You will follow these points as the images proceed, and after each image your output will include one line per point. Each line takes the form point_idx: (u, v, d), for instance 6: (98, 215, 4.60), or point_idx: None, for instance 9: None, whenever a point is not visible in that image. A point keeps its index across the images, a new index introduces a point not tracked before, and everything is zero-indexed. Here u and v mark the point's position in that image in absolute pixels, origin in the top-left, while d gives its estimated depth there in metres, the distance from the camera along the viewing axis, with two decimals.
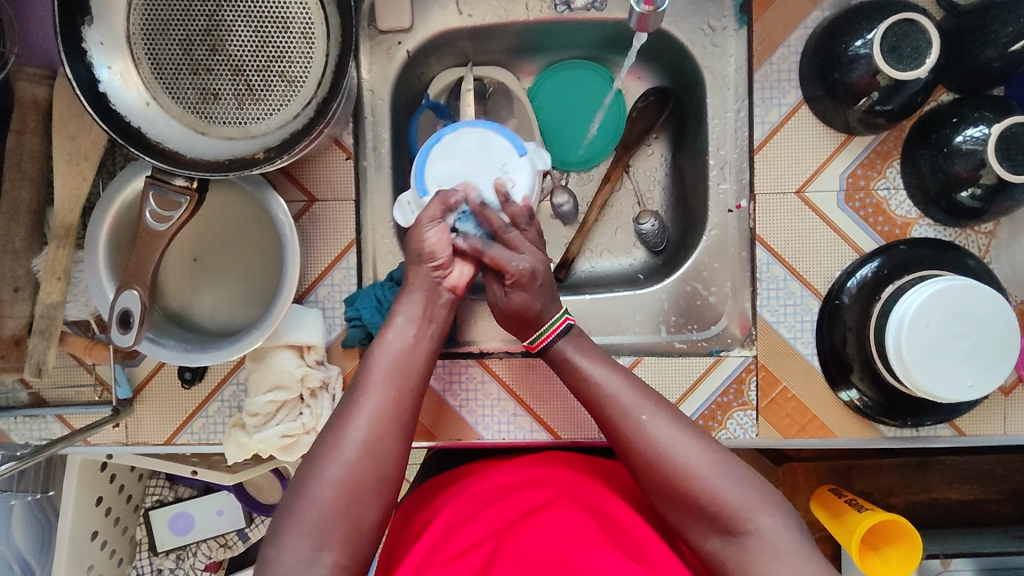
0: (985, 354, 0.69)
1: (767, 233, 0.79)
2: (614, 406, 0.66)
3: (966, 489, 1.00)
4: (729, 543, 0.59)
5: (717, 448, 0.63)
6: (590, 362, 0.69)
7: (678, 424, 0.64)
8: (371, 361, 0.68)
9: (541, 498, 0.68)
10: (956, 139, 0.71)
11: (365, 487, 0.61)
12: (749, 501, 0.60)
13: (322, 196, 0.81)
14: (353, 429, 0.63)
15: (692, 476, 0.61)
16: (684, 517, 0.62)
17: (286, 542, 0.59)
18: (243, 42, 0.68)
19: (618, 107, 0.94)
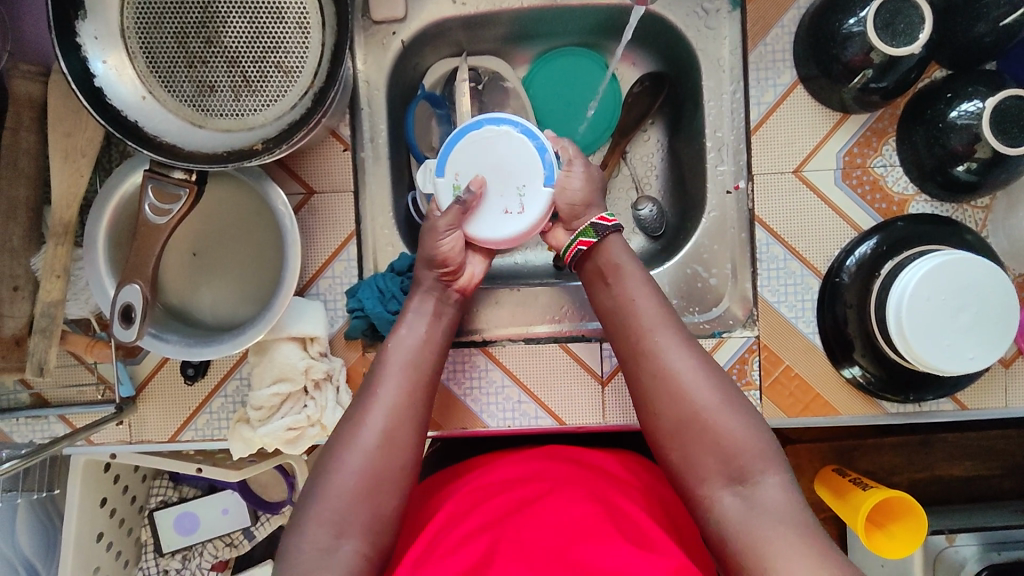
0: (986, 327, 0.70)
1: (766, 214, 0.80)
2: (648, 330, 0.68)
3: (967, 465, 1.01)
4: (727, 491, 0.61)
5: (738, 397, 0.66)
6: (631, 281, 0.70)
7: (710, 365, 0.66)
8: (385, 364, 0.69)
9: (545, 489, 0.68)
10: (951, 114, 0.72)
11: (375, 476, 0.62)
12: (757, 451, 0.62)
13: (321, 188, 0.81)
14: (368, 421, 0.65)
15: (711, 417, 0.63)
16: (691, 454, 0.63)
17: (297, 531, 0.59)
18: (238, 33, 0.68)
19: (613, 94, 0.94)
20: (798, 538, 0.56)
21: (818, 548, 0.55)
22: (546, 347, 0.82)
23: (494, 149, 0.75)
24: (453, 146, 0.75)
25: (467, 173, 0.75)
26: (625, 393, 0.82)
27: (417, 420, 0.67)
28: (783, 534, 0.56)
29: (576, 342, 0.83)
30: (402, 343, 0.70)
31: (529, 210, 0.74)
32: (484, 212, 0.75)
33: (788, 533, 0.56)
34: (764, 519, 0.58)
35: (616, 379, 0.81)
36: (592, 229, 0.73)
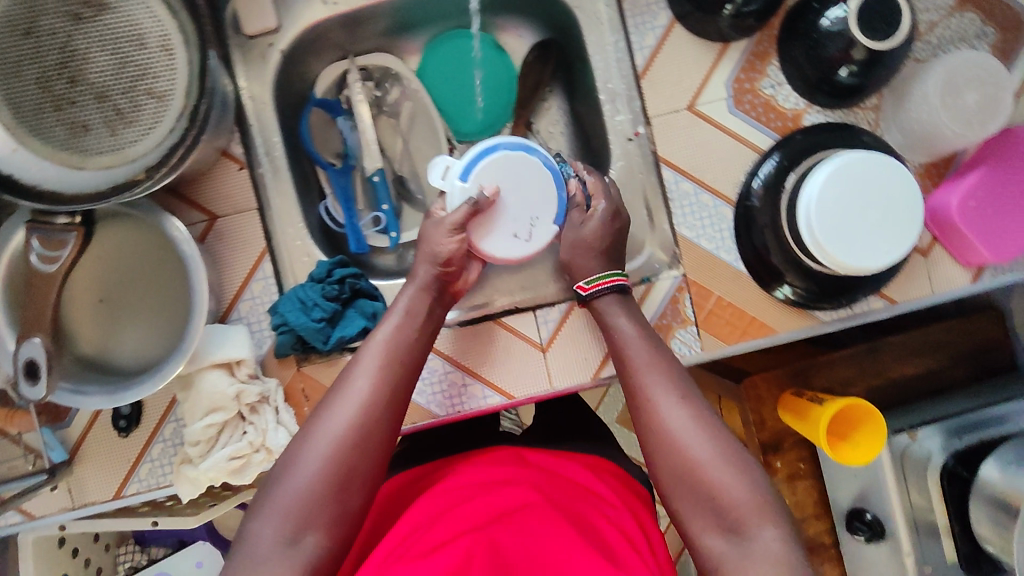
0: (897, 218, 0.71)
1: (669, 153, 0.80)
2: (643, 382, 0.68)
3: (919, 362, 1.03)
4: (722, 539, 0.60)
5: (741, 452, 0.63)
6: (630, 337, 0.72)
7: (707, 418, 0.65)
8: (347, 379, 0.65)
9: (522, 493, 0.66)
10: (822, 23, 0.73)
11: (344, 469, 0.60)
12: (753, 507, 0.60)
13: (223, 212, 0.79)
14: (322, 430, 0.62)
15: (708, 469, 0.62)
16: (688, 503, 0.62)
17: (256, 526, 0.58)
18: (103, 66, 0.66)
19: (505, 67, 0.93)
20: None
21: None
22: (482, 327, 0.81)
23: (523, 163, 0.76)
24: (482, 157, 0.75)
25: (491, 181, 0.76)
26: (568, 357, 0.81)
27: (385, 432, 0.64)
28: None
29: (511, 315, 0.82)
30: (371, 354, 0.67)
31: (536, 240, 0.78)
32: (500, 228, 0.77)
33: None
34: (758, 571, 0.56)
35: (557, 343, 0.81)
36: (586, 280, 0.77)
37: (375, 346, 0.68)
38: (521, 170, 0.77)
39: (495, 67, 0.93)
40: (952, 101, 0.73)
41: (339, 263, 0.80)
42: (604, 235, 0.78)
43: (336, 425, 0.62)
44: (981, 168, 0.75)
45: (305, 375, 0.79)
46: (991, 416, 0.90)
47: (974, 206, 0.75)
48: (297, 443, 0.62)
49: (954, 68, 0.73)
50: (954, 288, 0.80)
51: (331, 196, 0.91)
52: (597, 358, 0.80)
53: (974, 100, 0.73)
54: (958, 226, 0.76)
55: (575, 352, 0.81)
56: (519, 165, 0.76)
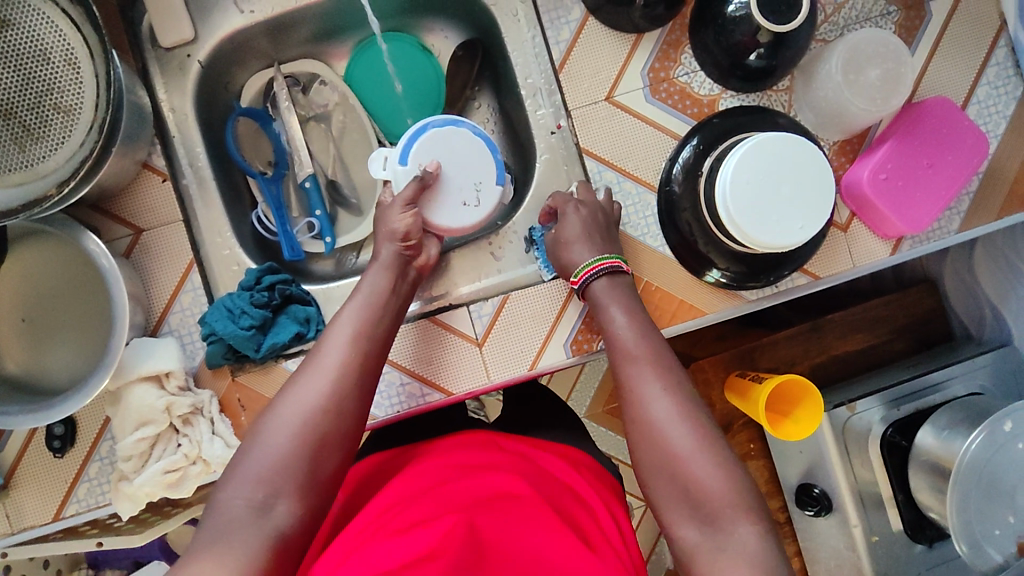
0: (806, 193, 0.74)
1: (591, 144, 0.82)
2: (632, 370, 0.67)
3: (862, 336, 1.04)
4: (694, 528, 0.60)
5: (723, 443, 0.63)
6: (620, 326, 0.71)
7: (691, 409, 0.64)
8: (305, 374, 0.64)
9: (497, 480, 0.64)
10: (728, 9, 0.75)
11: (315, 441, 0.61)
12: (729, 500, 0.59)
13: (148, 225, 0.79)
14: (277, 423, 0.61)
15: (687, 460, 0.61)
16: (666, 491, 0.62)
17: (224, 499, 0.57)
18: (7, 84, 0.66)
19: (435, 72, 0.95)
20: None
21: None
22: (415, 326, 0.81)
23: (453, 138, 0.79)
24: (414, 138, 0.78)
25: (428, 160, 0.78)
26: (503, 350, 0.80)
27: (342, 423, 0.63)
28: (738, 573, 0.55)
29: (445, 312, 0.82)
30: (333, 348, 0.66)
31: (485, 204, 0.80)
32: (450, 198, 0.79)
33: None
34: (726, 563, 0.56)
35: (491, 337, 0.81)
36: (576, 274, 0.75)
37: (335, 340, 0.67)
38: (453, 145, 0.79)
39: (426, 73, 0.95)
40: (855, 77, 0.75)
41: (268, 269, 0.80)
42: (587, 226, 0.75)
43: (293, 419, 0.61)
44: (889, 141, 0.78)
45: (239, 385, 0.78)
46: (932, 383, 0.93)
47: (884, 178, 0.77)
48: (256, 433, 0.61)
49: (856, 44, 0.75)
50: (875, 260, 0.82)
51: (262, 204, 0.90)
52: (532, 350, 0.81)
53: (876, 76, 0.75)
54: (870, 199, 0.78)
55: (510, 344, 0.81)
56: (450, 141, 0.79)
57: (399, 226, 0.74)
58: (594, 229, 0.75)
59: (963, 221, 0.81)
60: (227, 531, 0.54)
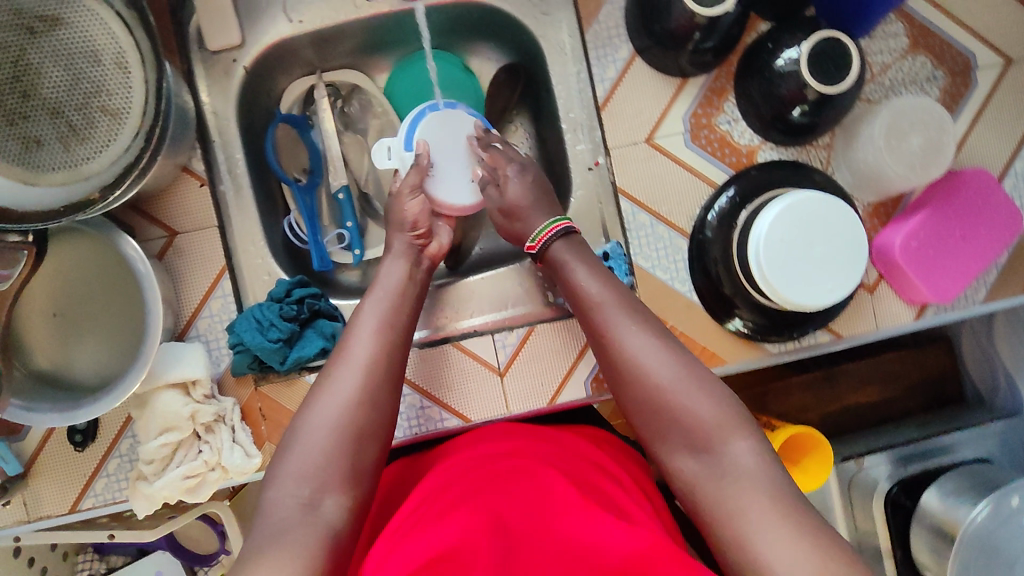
0: (839, 255, 0.74)
1: (627, 184, 0.82)
2: (601, 318, 0.68)
3: (873, 391, 1.08)
4: (691, 459, 0.61)
5: (703, 370, 0.64)
6: (582, 281, 0.71)
7: (666, 341, 0.65)
8: (336, 366, 0.66)
9: (519, 467, 0.65)
10: (777, 63, 0.75)
11: (352, 429, 0.62)
12: (720, 422, 0.60)
13: (183, 228, 0.80)
14: (313, 418, 0.62)
15: (672, 395, 0.62)
16: (660, 432, 0.63)
17: (274, 494, 0.58)
18: (57, 82, 0.65)
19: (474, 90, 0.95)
20: (775, 505, 0.54)
21: (785, 520, 0.53)
22: (439, 350, 0.82)
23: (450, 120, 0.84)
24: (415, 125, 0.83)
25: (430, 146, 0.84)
26: (522, 381, 0.82)
27: (378, 415, 0.65)
28: (745, 492, 0.56)
29: (469, 338, 0.83)
30: (361, 339, 0.68)
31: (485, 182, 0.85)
32: (448, 178, 0.84)
33: (763, 504, 0.55)
34: (730, 487, 0.57)
35: (513, 368, 0.82)
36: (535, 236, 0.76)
37: (363, 329, 0.69)
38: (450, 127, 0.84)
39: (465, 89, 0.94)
40: (897, 143, 0.75)
41: (298, 283, 0.81)
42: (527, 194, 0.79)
43: (331, 414, 0.62)
44: (925, 210, 0.78)
45: (262, 395, 0.80)
46: (941, 445, 0.95)
47: (915, 246, 0.78)
48: (295, 430, 0.63)
49: (899, 112, 0.75)
50: (899, 324, 0.83)
51: (296, 212, 0.91)
52: (552, 385, 0.82)
53: (918, 144, 0.75)
54: (899, 265, 0.79)
55: (530, 376, 0.82)
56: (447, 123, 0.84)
57: (408, 216, 0.80)
58: (538, 195, 0.79)
59: (988, 292, 0.82)
60: (283, 530, 0.55)
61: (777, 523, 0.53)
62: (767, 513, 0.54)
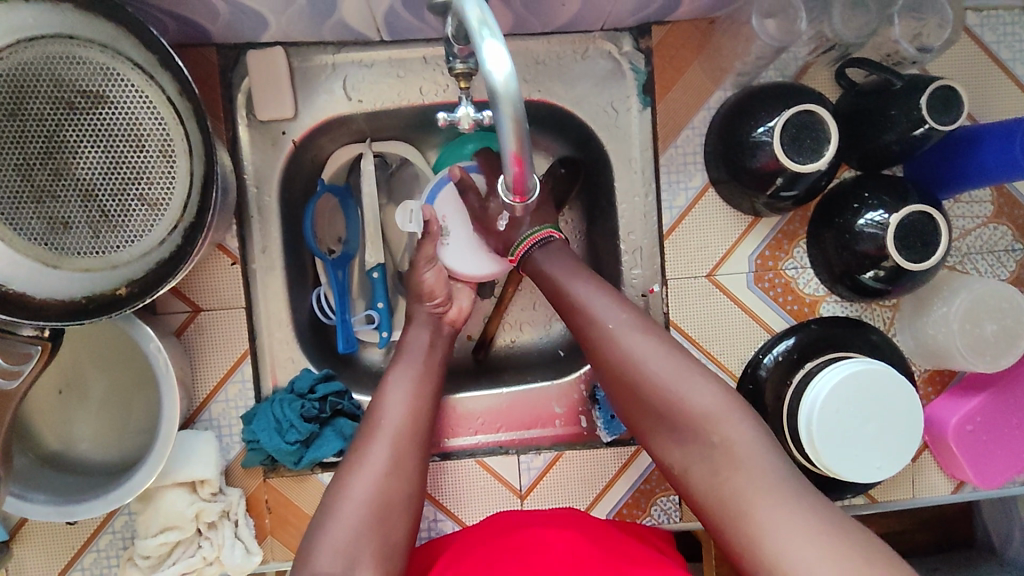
0: (893, 436, 0.70)
1: (681, 318, 0.78)
2: (587, 310, 0.66)
3: (886, 522, 1.06)
4: (698, 453, 0.58)
5: (688, 355, 0.63)
6: (569, 276, 0.69)
7: (652, 331, 0.63)
8: (370, 439, 0.65)
9: (537, 535, 0.66)
10: (858, 223, 0.71)
11: (383, 500, 0.62)
12: (713, 407, 0.59)
13: (209, 306, 0.75)
14: (354, 489, 0.62)
15: (659, 386, 0.61)
16: (653, 424, 0.62)
17: (308, 562, 0.57)
18: (92, 164, 0.60)
19: None
20: (791, 501, 0.52)
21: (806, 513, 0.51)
22: (460, 463, 0.78)
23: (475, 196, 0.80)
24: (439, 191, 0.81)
25: (449, 217, 0.81)
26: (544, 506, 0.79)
27: (410, 488, 0.64)
28: (758, 490, 0.53)
29: (493, 455, 0.79)
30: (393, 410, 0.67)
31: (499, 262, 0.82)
32: (462, 248, 0.82)
33: (763, 489, 0.53)
34: (740, 474, 0.55)
35: (535, 493, 0.79)
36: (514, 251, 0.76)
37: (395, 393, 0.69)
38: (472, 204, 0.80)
39: None
40: (971, 329, 0.72)
41: (323, 377, 0.77)
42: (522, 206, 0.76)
43: (367, 487, 0.62)
44: (985, 392, 0.75)
45: (270, 488, 0.76)
46: None
47: (969, 429, 0.76)
48: (331, 498, 0.62)
49: (982, 297, 0.72)
50: (935, 495, 0.81)
51: (326, 285, 0.84)
52: None
53: (992, 331, 0.72)
54: (949, 445, 0.76)
55: (553, 502, 0.79)
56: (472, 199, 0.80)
57: (425, 288, 0.77)
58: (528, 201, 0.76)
59: None
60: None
61: (782, 523, 0.51)
62: (768, 507, 0.52)
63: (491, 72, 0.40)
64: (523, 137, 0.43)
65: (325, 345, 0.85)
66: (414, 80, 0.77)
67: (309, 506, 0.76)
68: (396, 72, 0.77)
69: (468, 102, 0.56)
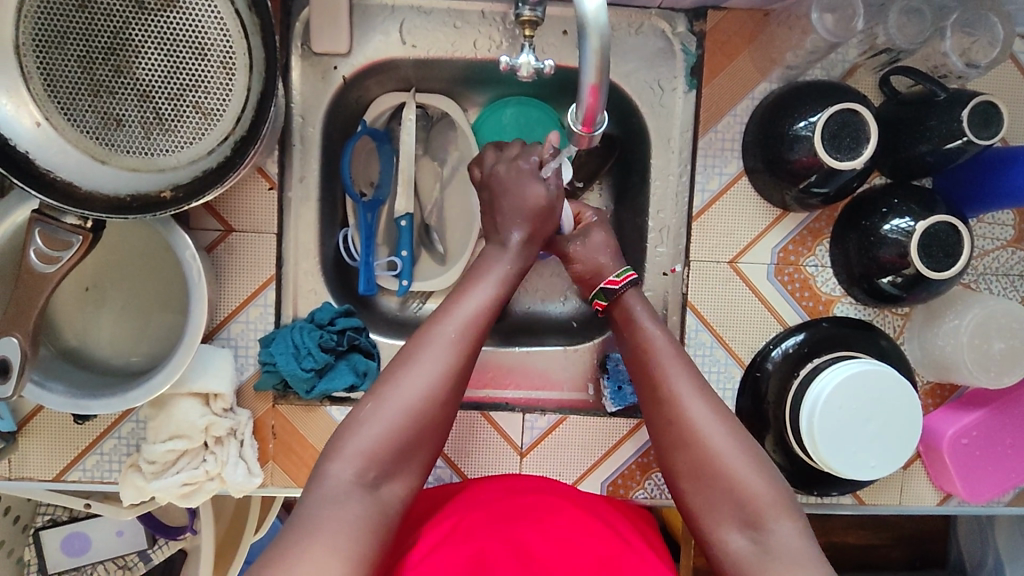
0: (890, 438, 0.72)
1: (698, 301, 0.80)
2: (665, 371, 0.65)
3: (863, 534, 1.08)
4: (741, 536, 0.58)
5: (752, 443, 0.62)
6: (653, 332, 0.69)
7: (722, 410, 0.63)
8: (421, 346, 0.63)
9: (543, 500, 0.69)
10: (883, 228, 0.73)
11: (419, 416, 0.60)
12: (770, 500, 0.58)
13: (240, 227, 0.76)
14: (397, 395, 0.60)
15: (721, 462, 0.60)
16: (703, 499, 0.61)
17: (334, 468, 0.57)
18: (153, 66, 0.60)
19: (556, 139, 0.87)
20: None
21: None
22: (466, 413, 0.79)
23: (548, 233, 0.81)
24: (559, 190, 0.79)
25: None
26: (542, 466, 0.80)
27: (449, 406, 0.63)
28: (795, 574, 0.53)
29: (498, 410, 0.81)
30: (452, 323, 0.64)
31: None
32: None
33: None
34: (781, 566, 0.54)
35: (535, 452, 0.80)
36: (603, 292, 0.74)
37: (461, 311, 0.65)
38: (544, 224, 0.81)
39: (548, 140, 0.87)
40: (979, 344, 0.74)
41: (344, 313, 0.78)
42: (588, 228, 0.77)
43: (414, 394, 0.60)
44: (984, 409, 0.77)
45: (278, 414, 0.77)
46: None
47: (964, 443, 0.78)
48: (371, 402, 0.61)
49: (992, 314, 0.74)
50: (921, 505, 0.83)
51: (354, 227, 0.86)
52: (570, 477, 0.80)
53: (999, 350, 0.74)
54: (943, 456, 0.78)
55: (550, 463, 0.80)
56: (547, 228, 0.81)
57: None
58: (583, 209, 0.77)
59: (1014, 496, 0.82)
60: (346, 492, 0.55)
61: None
62: None
63: (583, 1, 0.45)
64: (603, 71, 0.47)
65: (346, 285, 0.87)
66: (469, 34, 0.79)
67: (313, 435, 0.77)
68: (453, 22, 0.78)
69: (530, 51, 0.58)
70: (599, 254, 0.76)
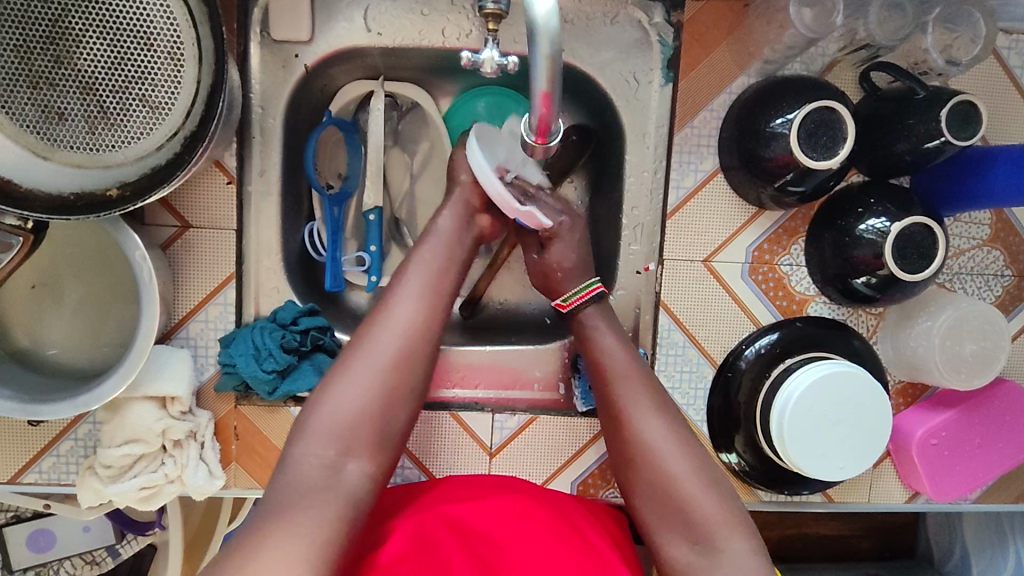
0: (860, 439, 0.71)
1: (671, 300, 0.79)
2: (619, 389, 0.68)
3: (833, 525, 1.09)
4: (690, 550, 0.61)
5: (708, 459, 0.65)
6: (613, 349, 0.71)
7: (676, 427, 0.66)
8: (378, 326, 0.65)
9: (514, 503, 0.67)
10: (859, 227, 0.71)
11: (387, 393, 0.63)
12: (721, 516, 0.61)
13: (198, 223, 0.73)
14: (356, 373, 0.62)
15: (675, 477, 0.64)
16: (658, 515, 0.64)
17: (301, 447, 0.59)
18: (96, 55, 0.56)
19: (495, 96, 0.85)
20: None
21: None
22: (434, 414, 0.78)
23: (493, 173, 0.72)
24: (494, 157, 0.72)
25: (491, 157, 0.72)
26: (510, 466, 0.79)
27: (416, 379, 0.65)
28: None
29: (467, 410, 0.80)
30: (407, 301, 0.67)
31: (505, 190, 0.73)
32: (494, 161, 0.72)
33: None
34: None
35: (504, 452, 0.79)
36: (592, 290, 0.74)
37: (413, 285, 0.68)
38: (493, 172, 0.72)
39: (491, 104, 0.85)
40: (951, 346, 0.74)
41: (307, 312, 0.76)
42: (568, 230, 0.76)
43: (376, 370, 0.63)
44: (954, 409, 0.77)
45: (241, 415, 0.75)
46: None
47: (933, 443, 0.78)
48: (332, 380, 0.63)
49: (965, 315, 0.74)
50: (889, 502, 0.83)
51: (320, 221, 0.83)
52: (540, 477, 0.80)
53: (971, 351, 0.74)
54: (912, 456, 0.78)
55: (519, 462, 0.79)
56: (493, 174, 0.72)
57: None
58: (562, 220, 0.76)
59: (982, 493, 0.83)
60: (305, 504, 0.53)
61: None
62: None
63: (534, 5, 0.43)
64: (554, 76, 0.46)
65: (313, 282, 0.84)
66: (437, 21, 0.75)
67: (277, 437, 0.75)
68: (420, 9, 0.75)
69: (494, 46, 0.56)
70: (564, 246, 0.75)
